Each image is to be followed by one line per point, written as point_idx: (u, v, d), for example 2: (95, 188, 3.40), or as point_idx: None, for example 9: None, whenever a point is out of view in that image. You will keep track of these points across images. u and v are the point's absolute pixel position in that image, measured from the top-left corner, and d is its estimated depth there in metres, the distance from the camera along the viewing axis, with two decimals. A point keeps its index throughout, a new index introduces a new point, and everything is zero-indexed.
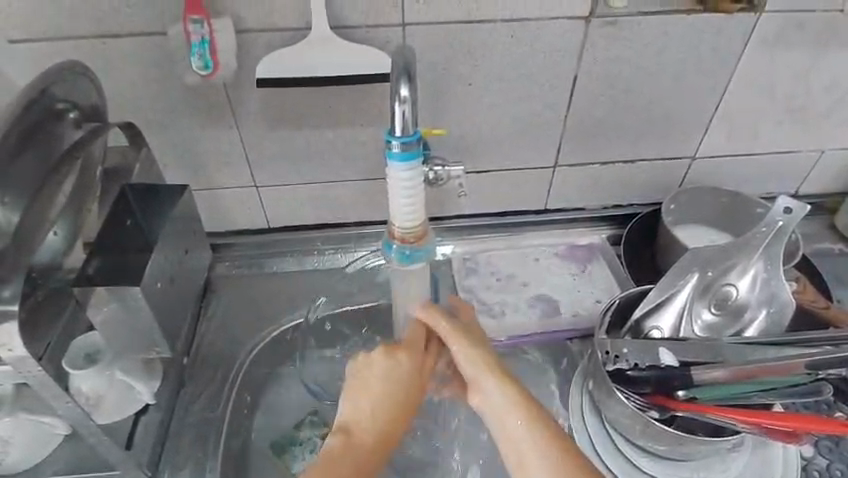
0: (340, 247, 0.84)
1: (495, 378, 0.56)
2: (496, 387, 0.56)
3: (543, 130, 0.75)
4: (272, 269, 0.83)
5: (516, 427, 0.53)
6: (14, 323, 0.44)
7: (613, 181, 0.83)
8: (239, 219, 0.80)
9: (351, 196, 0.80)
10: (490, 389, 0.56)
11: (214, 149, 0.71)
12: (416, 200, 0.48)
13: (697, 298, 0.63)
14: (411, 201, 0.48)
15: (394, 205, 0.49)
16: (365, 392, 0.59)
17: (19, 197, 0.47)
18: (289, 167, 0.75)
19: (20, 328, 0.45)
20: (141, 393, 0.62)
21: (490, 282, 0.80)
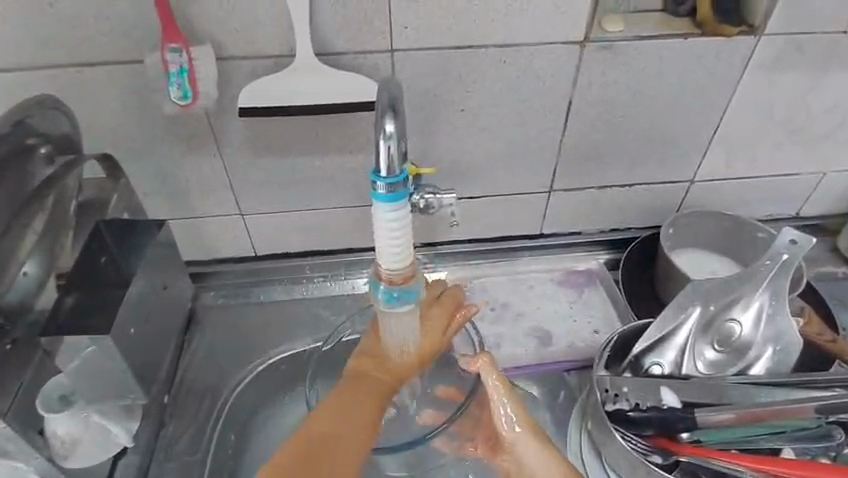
0: (329, 275, 0.81)
1: (540, 450, 0.56)
2: (543, 461, 0.55)
3: (538, 155, 0.73)
4: (258, 298, 0.80)
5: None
6: None
7: (610, 206, 0.81)
8: (223, 248, 0.78)
9: (340, 223, 0.77)
10: (534, 463, 0.56)
11: (197, 177, 0.69)
12: (403, 240, 0.46)
13: (700, 333, 0.60)
14: (397, 241, 0.46)
15: (380, 246, 0.46)
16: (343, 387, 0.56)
17: None
18: (275, 195, 0.72)
19: None
20: (118, 436, 0.58)
21: (485, 311, 0.77)
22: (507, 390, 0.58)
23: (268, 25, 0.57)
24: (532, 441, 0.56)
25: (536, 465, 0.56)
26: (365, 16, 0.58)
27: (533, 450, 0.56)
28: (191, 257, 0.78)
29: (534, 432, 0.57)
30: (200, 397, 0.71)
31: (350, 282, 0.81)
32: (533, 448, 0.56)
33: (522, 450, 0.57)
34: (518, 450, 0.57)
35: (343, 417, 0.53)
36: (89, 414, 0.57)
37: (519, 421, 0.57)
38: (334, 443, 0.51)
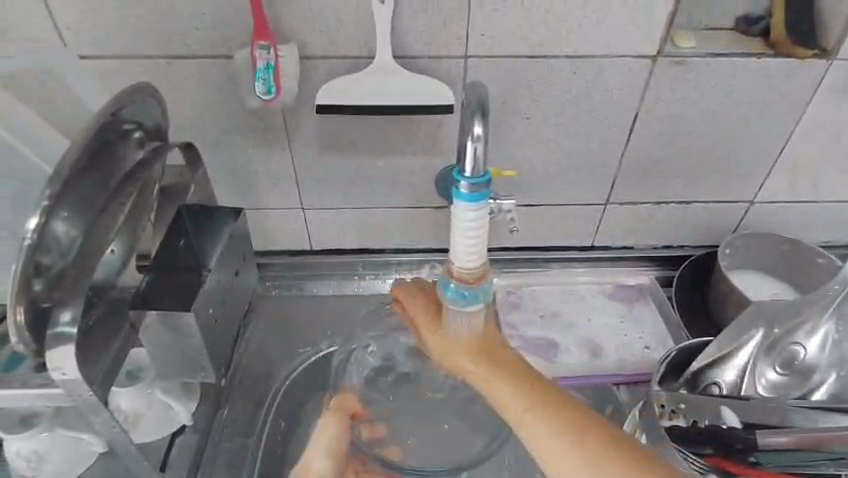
0: (380, 273, 0.83)
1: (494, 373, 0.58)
2: (499, 376, 0.58)
3: (598, 167, 0.73)
4: (311, 292, 0.82)
5: (534, 425, 0.55)
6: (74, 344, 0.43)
7: (665, 222, 0.81)
8: (282, 240, 0.80)
9: (396, 223, 0.79)
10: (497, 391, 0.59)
11: (265, 171, 0.71)
12: (481, 241, 0.47)
13: (761, 356, 0.60)
14: (475, 242, 0.47)
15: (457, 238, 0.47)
16: None
17: (85, 215, 0.47)
18: (338, 192, 0.74)
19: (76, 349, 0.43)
20: (179, 415, 0.62)
21: (534, 318, 0.78)
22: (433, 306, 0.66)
23: (350, 27, 0.59)
24: (480, 357, 0.59)
25: (502, 388, 0.57)
26: (443, 22, 0.59)
27: (498, 377, 0.58)
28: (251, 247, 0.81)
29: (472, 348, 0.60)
30: (254, 383, 0.73)
31: (400, 281, 0.82)
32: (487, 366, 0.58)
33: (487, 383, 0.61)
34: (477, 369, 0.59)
35: None
36: (153, 390, 0.61)
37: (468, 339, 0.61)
38: None
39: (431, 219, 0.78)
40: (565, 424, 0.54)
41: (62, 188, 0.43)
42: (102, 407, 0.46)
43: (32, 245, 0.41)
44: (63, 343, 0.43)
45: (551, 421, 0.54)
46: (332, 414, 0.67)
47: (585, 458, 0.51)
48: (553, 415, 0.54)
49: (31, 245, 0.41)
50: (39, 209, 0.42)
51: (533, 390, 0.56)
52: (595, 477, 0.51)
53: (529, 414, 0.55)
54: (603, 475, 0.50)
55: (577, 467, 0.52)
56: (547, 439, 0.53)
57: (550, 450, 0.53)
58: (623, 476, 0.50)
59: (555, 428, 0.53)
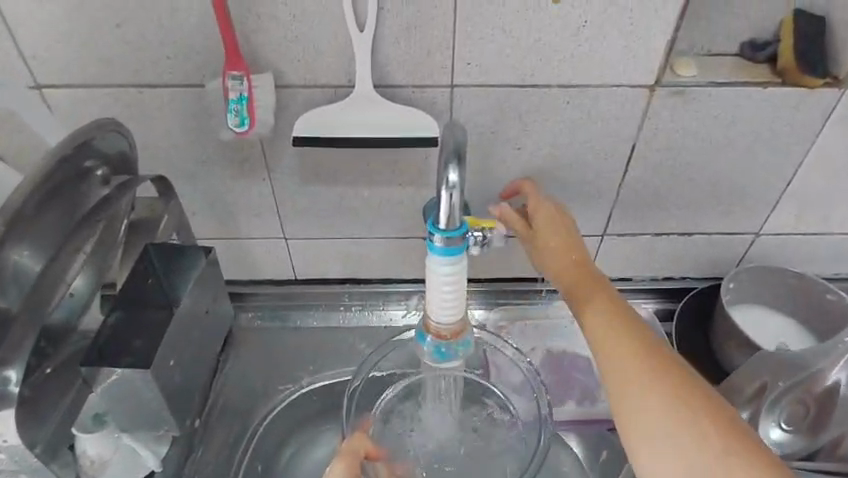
0: (366, 304, 0.79)
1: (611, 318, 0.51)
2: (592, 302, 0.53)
3: (594, 197, 0.70)
4: (294, 324, 0.79)
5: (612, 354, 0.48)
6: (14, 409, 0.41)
7: (664, 253, 0.77)
8: (264, 269, 0.77)
9: (383, 253, 0.75)
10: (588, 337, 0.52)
11: (245, 201, 0.69)
12: (458, 296, 0.43)
13: (764, 412, 0.55)
14: (452, 298, 0.43)
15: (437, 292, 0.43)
16: None
17: (41, 246, 0.45)
18: (321, 221, 0.71)
19: (17, 413, 0.41)
20: (147, 460, 0.59)
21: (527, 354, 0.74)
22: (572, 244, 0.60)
23: (328, 55, 0.56)
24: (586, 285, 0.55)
25: (592, 309, 0.53)
26: (428, 50, 0.56)
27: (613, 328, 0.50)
28: (232, 276, 0.78)
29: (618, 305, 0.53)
30: (231, 422, 0.71)
31: (388, 313, 0.79)
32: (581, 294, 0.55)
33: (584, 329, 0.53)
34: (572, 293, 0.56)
35: None
36: (119, 436, 0.57)
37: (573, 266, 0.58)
38: None
39: (420, 250, 0.75)
40: (646, 360, 0.47)
41: (1, 241, 0.41)
42: (47, 468, 0.45)
43: None
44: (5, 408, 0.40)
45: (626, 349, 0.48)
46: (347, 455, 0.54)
47: (658, 396, 0.45)
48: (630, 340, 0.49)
49: None
50: None
51: (628, 326, 0.50)
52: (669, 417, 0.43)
53: (640, 373, 0.46)
54: (678, 415, 0.43)
55: (638, 392, 0.45)
56: (615, 362, 0.48)
57: (625, 378, 0.47)
58: (685, 404, 0.43)
59: (626, 351, 0.48)
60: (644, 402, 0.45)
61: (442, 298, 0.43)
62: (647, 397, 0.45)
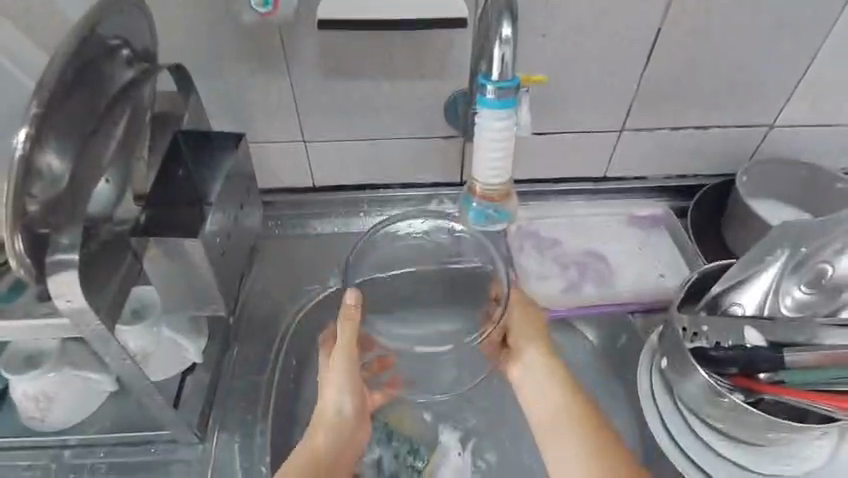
0: (386, 210, 0.80)
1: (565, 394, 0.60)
2: (541, 364, 0.62)
3: (615, 89, 0.70)
4: (315, 231, 0.79)
5: (547, 397, 0.60)
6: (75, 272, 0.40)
7: (680, 150, 0.78)
8: (284, 176, 0.76)
9: (402, 156, 0.75)
10: (542, 376, 0.61)
11: (264, 101, 0.67)
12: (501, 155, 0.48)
13: (786, 275, 0.58)
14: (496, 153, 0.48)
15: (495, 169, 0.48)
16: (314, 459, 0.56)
17: (73, 121, 0.42)
18: (341, 122, 0.70)
19: (79, 277, 0.41)
20: (189, 352, 0.60)
21: (547, 247, 0.75)
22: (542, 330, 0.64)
23: None
24: (542, 349, 0.62)
25: (545, 379, 0.61)
26: None
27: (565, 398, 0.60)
28: None
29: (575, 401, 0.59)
30: (264, 322, 0.72)
31: None
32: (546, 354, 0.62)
33: (535, 369, 0.62)
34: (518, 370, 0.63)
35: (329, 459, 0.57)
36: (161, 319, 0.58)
37: (533, 349, 0.63)
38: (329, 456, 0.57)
39: (440, 151, 0.75)
40: (575, 416, 0.58)
41: (49, 100, 0.39)
42: (110, 337, 0.44)
43: (23, 158, 0.38)
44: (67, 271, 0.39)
45: (577, 434, 0.57)
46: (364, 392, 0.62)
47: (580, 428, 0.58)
48: (582, 430, 0.58)
49: (23, 159, 0.38)
50: (29, 120, 0.38)
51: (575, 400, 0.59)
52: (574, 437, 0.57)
53: (567, 421, 0.58)
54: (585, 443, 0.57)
55: (575, 461, 0.56)
56: (564, 423, 0.59)
57: (557, 428, 0.59)
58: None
59: (575, 429, 0.58)
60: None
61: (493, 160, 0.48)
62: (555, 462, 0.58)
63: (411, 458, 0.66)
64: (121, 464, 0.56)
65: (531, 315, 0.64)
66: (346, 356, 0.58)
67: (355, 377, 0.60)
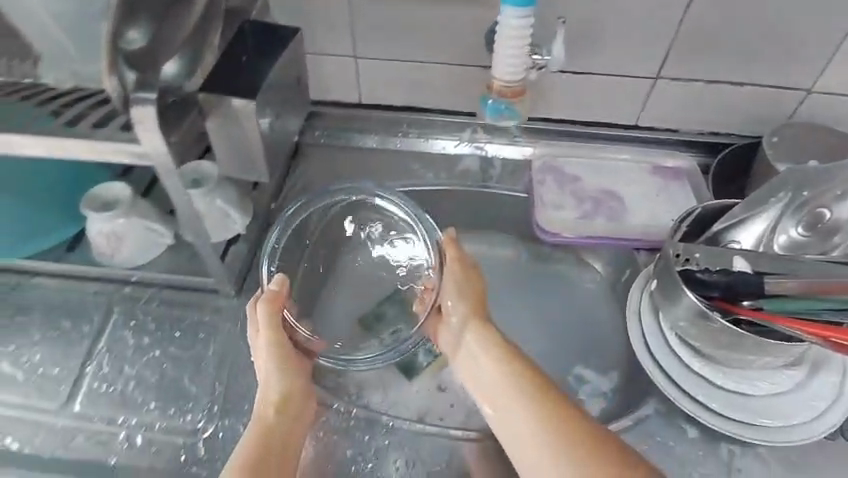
0: (423, 133, 0.85)
1: (504, 370, 0.57)
2: (475, 339, 0.60)
3: (651, 33, 0.72)
4: (358, 145, 0.86)
5: (487, 376, 0.58)
6: (152, 108, 0.47)
7: (712, 106, 0.80)
8: (334, 89, 0.83)
9: (443, 81, 0.80)
10: (477, 347, 0.60)
11: (323, 12, 0.74)
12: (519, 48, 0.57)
13: (786, 216, 0.61)
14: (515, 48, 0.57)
15: (515, 62, 0.58)
16: (264, 434, 0.54)
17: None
18: (389, 41, 0.76)
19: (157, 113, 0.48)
20: (236, 223, 0.69)
21: (567, 182, 0.79)
22: (476, 299, 0.63)
23: None
24: (475, 323, 0.61)
25: (481, 352, 0.60)
26: None
27: (507, 380, 0.56)
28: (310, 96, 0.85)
29: (512, 376, 0.56)
30: None
31: (441, 143, 0.85)
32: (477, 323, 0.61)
33: (468, 338, 0.61)
34: (455, 345, 0.63)
35: (280, 431, 0.55)
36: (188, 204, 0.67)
37: (468, 324, 0.62)
38: (284, 425, 0.56)
39: (479, 79, 0.80)
40: (517, 393, 0.55)
41: None
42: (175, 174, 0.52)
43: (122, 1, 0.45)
44: (144, 106, 0.47)
45: (531, 415, 0.53)
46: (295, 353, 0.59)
47: (526, 412, 0.54)
48: (537, 405, 0.54)
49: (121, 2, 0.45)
50: None
51: (521, 374, 0.56)
52: (522, 420, 0.54)
53: (509, 402, 0.55)
54: (533, 426, 0.53)
55: (537, 452, 0.52)
56: (513, 402, 0.55)
57: (501, 410, 0.56)
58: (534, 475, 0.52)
59: (526, 408, 0.54)
60: (549, 456, 0.51)
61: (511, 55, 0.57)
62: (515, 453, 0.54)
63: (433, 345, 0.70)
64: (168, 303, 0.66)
65: (468, 283, 0.63)
66: (272, 321, 0.58)
67: (285, 347, 0.59)
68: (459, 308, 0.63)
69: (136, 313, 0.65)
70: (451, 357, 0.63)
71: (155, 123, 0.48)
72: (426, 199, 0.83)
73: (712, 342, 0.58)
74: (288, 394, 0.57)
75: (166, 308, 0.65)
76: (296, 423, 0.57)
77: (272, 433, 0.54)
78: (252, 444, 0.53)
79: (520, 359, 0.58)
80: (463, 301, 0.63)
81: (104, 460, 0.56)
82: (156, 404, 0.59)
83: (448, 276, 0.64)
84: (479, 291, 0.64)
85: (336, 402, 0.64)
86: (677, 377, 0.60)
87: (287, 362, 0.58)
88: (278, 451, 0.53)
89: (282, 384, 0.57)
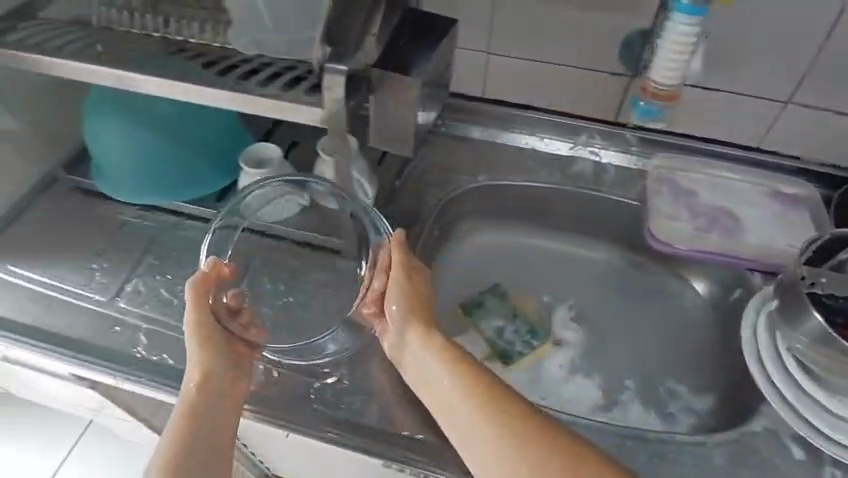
0: (542, 132, 0.87)
1: (453, 374, 0.56)
2: (417, 342, 0.59)
3: (788, 57, 0.73)
4: (474, 136, 0.88)
5: (434, 380, 0.57)
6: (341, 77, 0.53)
7: (840, 136, 0.79)
8: (459, 81, 0.86)
9: (570, 83, 0.82)
10: (421, 351, 0.58)
11: (467, 7, 0.78)
12: (678, 53, 0.63)
13: None
14: (675, 52, 0.63)
15: (674, 60, 0.63)
16: (191, 418, 0.55)
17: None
18: (524, 40, 0.79)
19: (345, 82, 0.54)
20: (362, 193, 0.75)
21: (682, 194, 0.80)
22: (418, 298, 0.61)
23: None
24: (417, 325, 0.59)
25: (426, 358, 0.57)
26: None
27: (455, 387, 0.55)
28: (453, 87, 0.87)
29: (457, 384, 0.55)
30: (415, 196, 0.82)
31: (557, 144, 0.87)
32: (417, 326, 0.59)
33: (410, 341, 0.59)
34: (396, 342, 0.62)
35: (207, 416, 0.56)
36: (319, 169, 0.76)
37: (408, 324, 0.59)
38: (210, 408, 0.56)
39: (605, 85, 0.81)
40: (465, 400, 0.54)
41: None
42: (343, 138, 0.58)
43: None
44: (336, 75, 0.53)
45: (481, 418, 0.53)
46: (218, 333, 0.59)
47: (478, 416, 0.53)
48: (486, 407, 0.53)
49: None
50: None
51: (468, 382, 0.55)
52: (477, 423, 0.53)
53: (458, 408, 0.54)
54: (485, 431, 0.52)
55: (494, 457, 0.52)
56: (461, 404, 0.54)
57: (452, 415, 0.55)
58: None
59: (476, 410, 0.53)
60: (501, 456, 0.51)
61: (671, 61, 0.63)
62: (467, 454, 0.54)
63: (527, 337, 0.76)
64: (305, 261, 0.74)
65: (411, 282, 0.62)
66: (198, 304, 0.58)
67: (208, 327, 0.58)
68: (398, 310, 0.61)
69: (272, 265, 0.74)
70: (394, 356, 0.62)
71: (342, 90, 0.54)
72: (537, 196, 0.84)
73: (829, 368, 0.58)
74: (207, 378, 0.56)
75: (298, 263, 0.74)
76: (226, 405, 0.57)
77: (194, 416, 0.55)
78: (177, 428, 0.54)
79: (464, 358, 0.57)
80: (406, 303, 0.61)
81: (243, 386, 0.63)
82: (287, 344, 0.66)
83: (392, 274, 0.62)
84: (421, 290, 0.62)
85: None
86: (791, 396, 0.61)
87: (208, 342, 0.58)
88: (197, 434, 0.54)
89: (201, 366, 0.57)
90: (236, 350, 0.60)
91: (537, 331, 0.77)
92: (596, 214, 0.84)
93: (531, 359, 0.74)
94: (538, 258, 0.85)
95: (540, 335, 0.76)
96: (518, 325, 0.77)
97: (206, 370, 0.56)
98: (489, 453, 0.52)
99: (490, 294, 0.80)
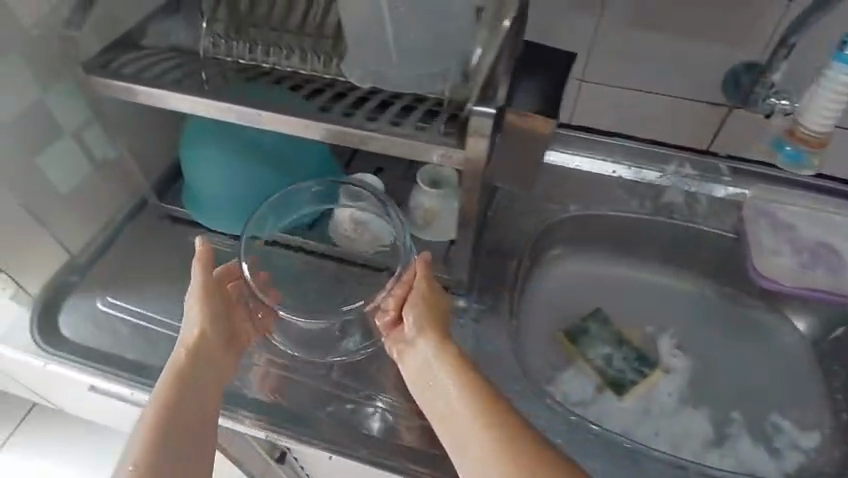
0: (630, 161, 0.85)
1: (459, 381, 0.55)
2: (431, 351, 0.58)
3: None
4: (560, 163, 0.86)
5: (442, 386, 0.56)
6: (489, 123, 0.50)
7: None
8: None
9: (666, 113, 0.80)
10: (431, 356, 0.58)
11: (565, 35, 0.75)
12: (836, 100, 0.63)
13: None
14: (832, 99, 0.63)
15: (830, 107, 0.63)
16: (171, 384, 0.53)
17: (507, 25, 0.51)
18: (623, 69, 0.77)
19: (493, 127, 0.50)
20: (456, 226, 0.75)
21: (777, 229, 0.79)
22: (434, 306, 0.62)
23: None
24: (431, 330, 0.59)
25: (436, 363, 0.57)
26: None
27: (461, 392, 0.54)
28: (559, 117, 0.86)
29: (464, 390, 0.54)
30: (508, 227, 0.81)
31: (646, 172, 0.85)
32: (432, 331, 0.59)
33: (422, 346, 0.59)
34: (406, 348, 0.61)
35: (191, 392, 0.54)
36: (416, 198, 0.74)
37: (422, 329, 0.60)
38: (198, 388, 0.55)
39: (701, 114, 0.79)
40: (471, 407, 0.53)
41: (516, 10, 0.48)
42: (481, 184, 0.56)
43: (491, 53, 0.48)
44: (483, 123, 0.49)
45: (483, 428, 0.51)
46: (218, 311, 0.60)
47: (480, 426, 0.52)
48: (486, 416, 0.52)
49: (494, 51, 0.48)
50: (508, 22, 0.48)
51: (472, 391, 0.54)
52: (478, 433, 0.51)
53: (463, 416, 0.53)
54: (486, 441, 0.51)
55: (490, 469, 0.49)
56: (465, 412, 0.53)
57: (456, 421, 0.53)
58: None
59: (479, 421, 0.52)
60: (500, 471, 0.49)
61: (827, 108, 0.63)
62: (465, 463, 0.52)
63: (636, 364, 0.75)
64: None
65: (432, 296, 0.62)
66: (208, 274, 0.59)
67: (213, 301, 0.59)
68: (413, 315, 0.61)
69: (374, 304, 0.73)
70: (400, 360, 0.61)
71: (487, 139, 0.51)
72: (626, 227, 0.83)
73: None
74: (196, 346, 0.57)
75: None
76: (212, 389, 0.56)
77: (177, 385, 0.54)
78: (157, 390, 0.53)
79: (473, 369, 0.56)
80: (422, 309, 0.61)
81: (357, 429, 0.63)
82: (399, 386, 0.67)
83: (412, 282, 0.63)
84: (438, 300, 0.62)
85: (574, 415, 0.64)
86: None
87: (212, 318, 0.59)
88: (177, 409, 0.52)
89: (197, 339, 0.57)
90: (230, 336, 0.61)
91: (645, 359, 0.76)
92: (688, 247, 0.83)
93: (644, 389, 0.73)
94: (630, 289, 0.84)
95: (646, 363, 0.75)
96: (624, 354, 0.76)
97: (201, 341, 0.57)
98: (488, 463, 0.50)
99: (592, 323, 0.79)
